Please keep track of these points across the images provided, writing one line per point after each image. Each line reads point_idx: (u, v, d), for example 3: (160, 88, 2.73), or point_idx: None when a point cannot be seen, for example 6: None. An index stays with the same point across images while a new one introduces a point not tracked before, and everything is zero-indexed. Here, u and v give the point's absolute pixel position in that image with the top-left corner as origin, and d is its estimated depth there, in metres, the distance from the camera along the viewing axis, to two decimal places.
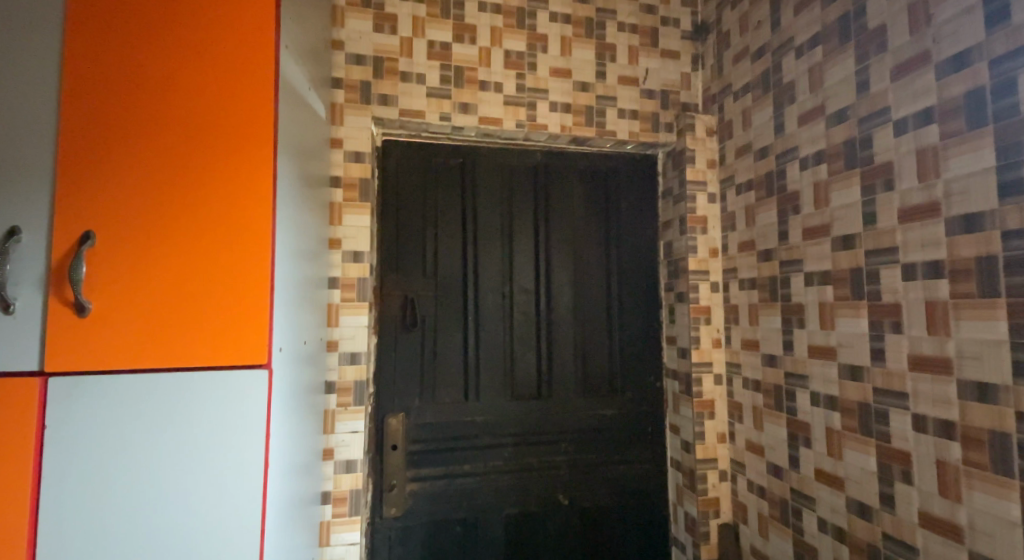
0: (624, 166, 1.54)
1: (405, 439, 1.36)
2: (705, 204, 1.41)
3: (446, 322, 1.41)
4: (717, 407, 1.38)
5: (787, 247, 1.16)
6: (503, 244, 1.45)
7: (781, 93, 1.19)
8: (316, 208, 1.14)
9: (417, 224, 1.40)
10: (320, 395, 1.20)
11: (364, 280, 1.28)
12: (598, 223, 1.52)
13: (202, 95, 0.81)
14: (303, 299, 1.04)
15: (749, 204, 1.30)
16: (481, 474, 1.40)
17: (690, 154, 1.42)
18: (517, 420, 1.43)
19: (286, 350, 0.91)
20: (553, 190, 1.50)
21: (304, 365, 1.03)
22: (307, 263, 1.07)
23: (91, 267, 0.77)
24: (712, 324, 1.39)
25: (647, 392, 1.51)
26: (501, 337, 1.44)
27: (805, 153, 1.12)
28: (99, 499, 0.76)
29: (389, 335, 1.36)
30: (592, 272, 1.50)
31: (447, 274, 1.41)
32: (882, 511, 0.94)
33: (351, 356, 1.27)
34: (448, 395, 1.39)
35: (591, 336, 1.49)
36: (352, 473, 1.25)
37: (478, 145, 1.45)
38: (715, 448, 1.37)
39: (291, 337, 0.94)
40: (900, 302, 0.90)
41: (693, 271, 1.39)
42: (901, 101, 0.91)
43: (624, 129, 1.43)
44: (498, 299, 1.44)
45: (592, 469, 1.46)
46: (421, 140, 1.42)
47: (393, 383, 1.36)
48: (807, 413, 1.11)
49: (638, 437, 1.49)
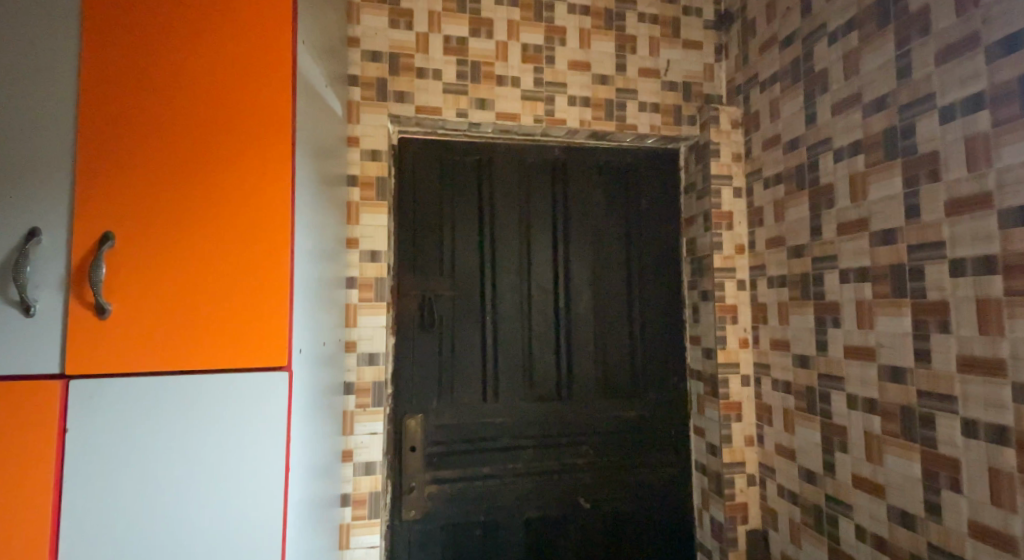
0: (645, 161, 1.50)
1: (424, 441, 1.33)
2: (730, 199, 1.37)
3: (464, 322, 1.38)
4: (745, 408, 1.33)
5: (820, 243, 1.12)
6: (521, 242, 1.42)
7: (813, 82, 1.14)
8: (331, 204, 1.11)
9: (433, 222, 1.37)
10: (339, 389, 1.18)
11: (381, 280, 1.26)
12: (617, 220, 1.48)
13: (218, 93, 0.79)
14: (320, 301, 1.01)
15: (777, 198, 1.25)
16: (501, 477, 1.37)
17: (715, 147, 1.37)
18: (537, 422, 1.39)
19: (304, 353, 0.89)
20: (573, 187, 1.46)
21: (321, 367, 1.00)
22: (323, 264, 1.04)
23: (111, 270, 0.76)
24: (739, 324, 1.35)
25: (670, 394, 1.47)
26: (520, 338, 1.41)
27: (839, 144, 1.07)
28: (122, 504, 0.74)
29: (407, 335, 1.34)
30: (612, 270, 1.47)
31: (465, 274, 1.38)
32: (927, 521, 0.90)
33: (369, 356, 1.24)
34: (466, 396, 1.37)
35: (611, 337, 1.45)
36: (371, 475, 1.23)
37: (495, 141, 1.42)
38: (742, 452, 1.33)
39: (308, 341, 0.91)
40: (948, 300, 0.85)
41: (718, 269, 1.35)
42: (947, 87, 0.86)
43: (646, 123, 1.39)
44: (517, 298, 1.41)
45: (615, 472, 1.43)
46: (438, 137, 1.39)
47: (412, 384, 1.34)
48: (843, 416, 1.06)
49: (661, 439, 1.45)
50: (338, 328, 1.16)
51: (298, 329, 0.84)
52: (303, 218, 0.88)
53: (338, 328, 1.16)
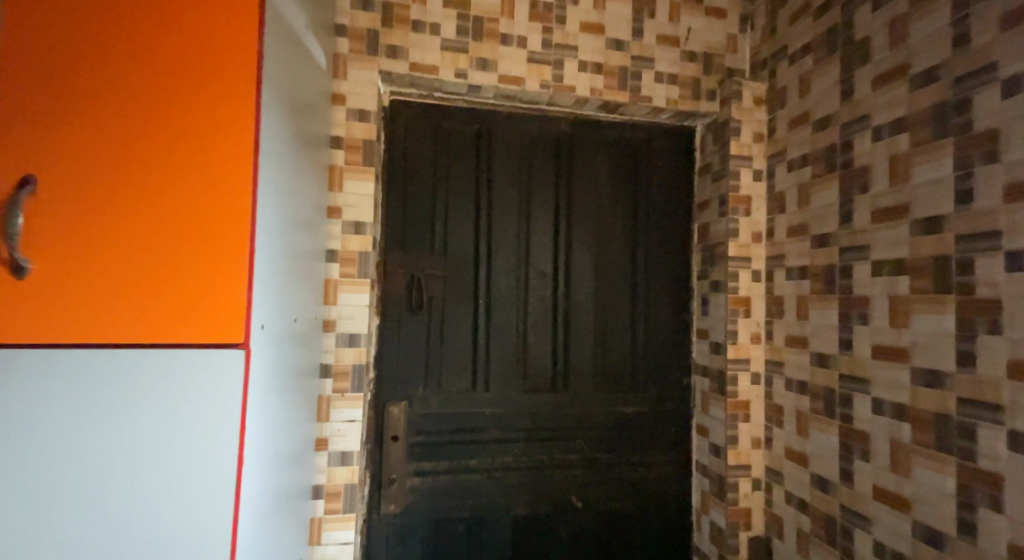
0: (657, 139, 1.39)
1: (406, 431, 1.23)
2: (749, 182, 1.26)
3: (455, 304, 1.27)
4: (753, 408, 1.24)
5: (850, 232, 1.01)
6: (520, 219, 1.31)
7: (851, 52, 1.03)
8: (308, 164, 0.97)
9: (425, 193, 1.26)
10: (315, 370, 1.07)
11: (365, 254, 1.14)
12: (623, 201, 1.37)
13: (174, 23, 0.67)
14: (292, 275, 0.88)
15: (803, 182, 1.14)
16: (488, 471, 1.27)
17: (735, 125, 1.26)
18: (529, 414, 1.29)
19: (268, 329, 0.76)
20: (579, 163, 1.35)
21: (290, 349, 0.88)
22: (296, 234, 0.91)
23: (35, 220, 0.65)
24: (752, 318, 1.25)
25: (673, 390, 1.37)
26: (514, 324, 1.30)
27: (879, 122, 0.97)
28: (40, 492, 0.64)
29: (392, 316, 1.23)
30: (616, 255, 1.37)
31: (458, 252, 1.27)
32: (958, 541, 0.81)
33: (349, 337, 1.12)
34: (454, 384, 1.26)
35: (612, 327, 1.35)
36: (348, 466, 1.12)
37: (497, 108, 1.30)
38: (749, 454, 1.23)
39: (273, 319, 0.78)
40: (1000, 297, 0.76)
41: (733, 257, 1.25)
42: (1014, 54, 0.75)
43: (661, 96, 1.28)
44: (513, 281, 1.30)
45: (610, 468, 1.34)
46: (434, 101, 1.27)
47: (397, 369, 1.23)
48: (866, 422, 0.97)
49: (661, 436, 1.36)
50: (313, 306, 1.03)
51: (259, 304, 0.72)
52: (271, 178, 0.76)
53: (313, 306, 1.03)
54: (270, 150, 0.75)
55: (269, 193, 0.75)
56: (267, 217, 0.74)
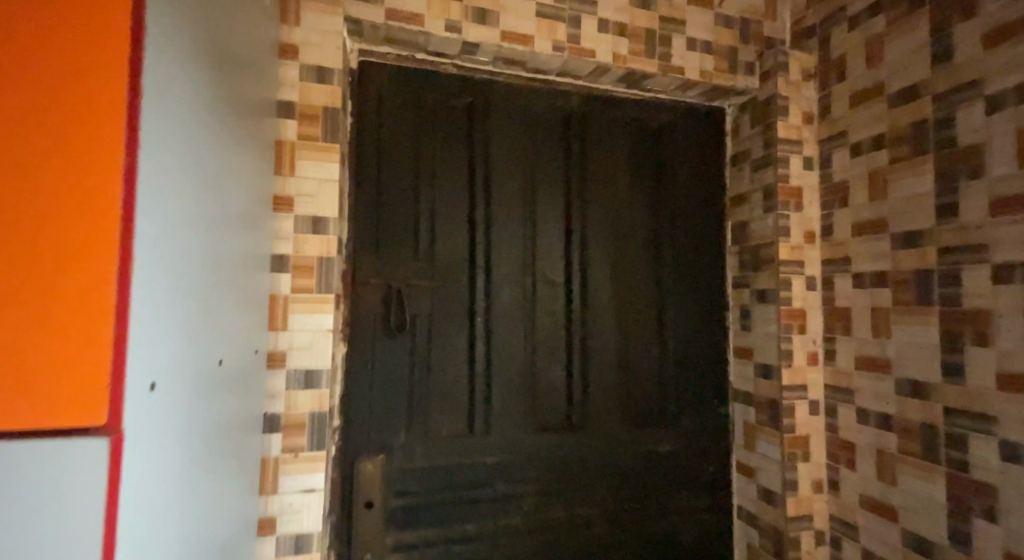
0: (682, 121, 1.17)
1: (384, 493, 0.94)
2: (800, 171, 1.05)
3: (445, 324, 0.99)
4: (813, 445, 1.02)
5: (954, 227, 0.80)
6: (525, 215, 1.05)
7: (945, 6, 0.83)
8: (238, 132, 0.67)
9: (405, 183, 0.98)
10: (251, 426, 0.75)
11: (328, 261, 0.84)
12: (645, 195, 1.14)
13: None
14: (210, 296, 0.57)
15: (875, 169, 0.93)
16: (490, 537, 0.99)
17: (782, 103, 1.05)
18: (541, 461, 1.03)
19: (162, 390, 0.44)
20: (593, 149, 1.11)
21: (206, 412, 0.56)
22: (218, 234, 0.59)
23: None
24: (808, 335, 1.03)
25: (707, 421, 1.14)
26: (520, 347, 1.03)
27: (994, 89, 0.76)
28: None
29: (364, 341, 0.94)
30: (639, 259, 1.13)
31: (447, 257, 1.00)
32: None
33: (305, 375, 0.82)
34: (446, 427, 0.98)
35: (636, 347, 1.11)
36: (303, 555, 0.80)
37: (494, 78, 1.05)
38: (810, 502, 1.01)
39: (172, 371, 0.47)
40: None
41: (784, 262, 1.03)
42: None
43: (694, 67, 1.05)
44: (517, 293, 1.04)
45: (638, 523, 1.08)
46: (415, 65, 1.00)
47: (370, 412, 0.94)
48: (989, 471, 0.76)
49: (695, 479, 1.12)
50: (249, 338, 0.72)
51: (141, 364, 0.39)
52: (169, 161, 0.43)
53: (248, 338, 0.72)
54: (168, 122, 0.42)
55: (166, 180, 0.42)
56: (162, 212, 0.42)
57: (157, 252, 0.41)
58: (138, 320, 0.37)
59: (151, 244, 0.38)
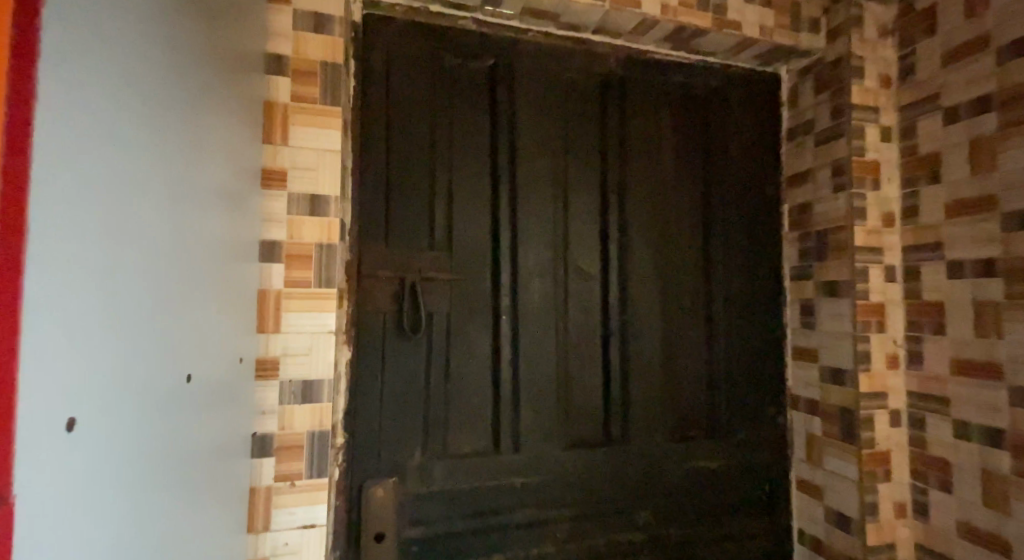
0: (733, 89, 1.02)
1: (396, 523, 0.79)
2: (877, 143, 0.90)
3: (466, 324, 0.85)
4: (895, 462, 0.87)
5: None
6: (556, 197, 0.91)
7: None
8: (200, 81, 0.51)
9: (418, 158, 0.84)
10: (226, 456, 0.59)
11: (328, 249, 0.70)
12: (691, 174, 0.99)
13: None
14: (160, 293, 0.41)
15: (978, 137, 0.79)
16: None
17: (856, 64, 0.90)
18: (577, 482, 0.89)
19: (94, 420, 0.29)
20: (634, 120, 0.96)
21: (161, 452, 0.40)
22: (171, 212, 0.44)
23: None
24: (888, 333, 0.88)
25: (764, 433, 1.00)
26: (552, 350, 0.89)
27: None
28: None
29: (371, 344, 0.80)
30: (686, 248, 0.98)
31: (468, 245, 0.86)
32: None
33: (302, 386, 0.68)
34: (468, 444, 0.84)
35: (682, 348, 0.96)
36: None
37: (520, 36, 0.90)
38: (892, 529, 0.86)
39: (107, 396, 0.31)
40: None
41: (861, 249, 0.88)
42: None
43: (753, 22, 0.91)
44: (548, 287, 0.89)
45: (687, 552, 0.94)
46: (429, 20, 0.85)
47: (379, 427, 0.80)
48: None
49: (751, 499, 0.98)
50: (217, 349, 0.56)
51: (58, 379, 0.24)
52: (107, 67, 0.29)
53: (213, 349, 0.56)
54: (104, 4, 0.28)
55: (101, 95, 0.28)
56: (93, 145, 0.27)
57: (89, 201, 0.26)
58: (36, 323, 0.22)
59: (64, 181, 0.24)
